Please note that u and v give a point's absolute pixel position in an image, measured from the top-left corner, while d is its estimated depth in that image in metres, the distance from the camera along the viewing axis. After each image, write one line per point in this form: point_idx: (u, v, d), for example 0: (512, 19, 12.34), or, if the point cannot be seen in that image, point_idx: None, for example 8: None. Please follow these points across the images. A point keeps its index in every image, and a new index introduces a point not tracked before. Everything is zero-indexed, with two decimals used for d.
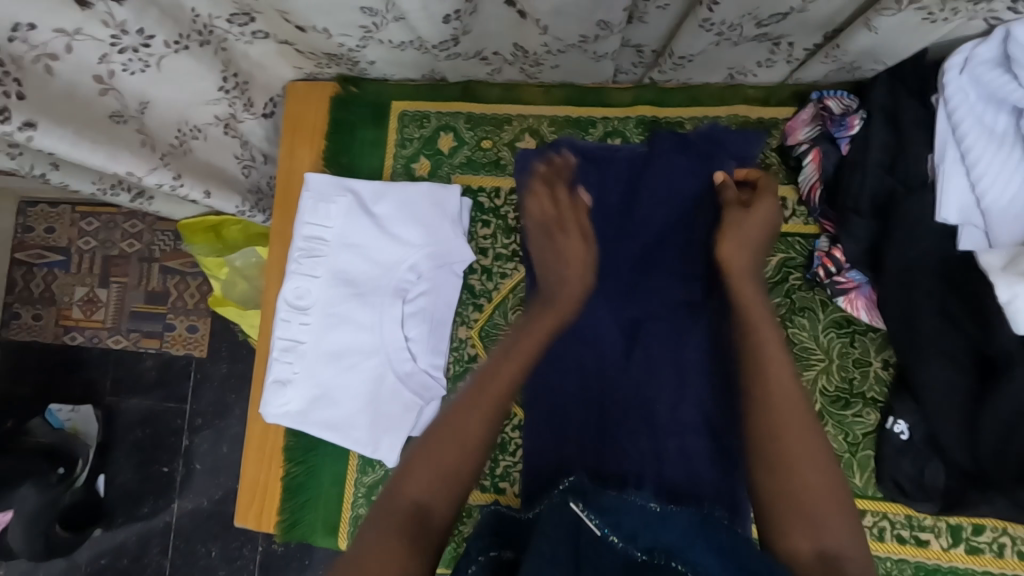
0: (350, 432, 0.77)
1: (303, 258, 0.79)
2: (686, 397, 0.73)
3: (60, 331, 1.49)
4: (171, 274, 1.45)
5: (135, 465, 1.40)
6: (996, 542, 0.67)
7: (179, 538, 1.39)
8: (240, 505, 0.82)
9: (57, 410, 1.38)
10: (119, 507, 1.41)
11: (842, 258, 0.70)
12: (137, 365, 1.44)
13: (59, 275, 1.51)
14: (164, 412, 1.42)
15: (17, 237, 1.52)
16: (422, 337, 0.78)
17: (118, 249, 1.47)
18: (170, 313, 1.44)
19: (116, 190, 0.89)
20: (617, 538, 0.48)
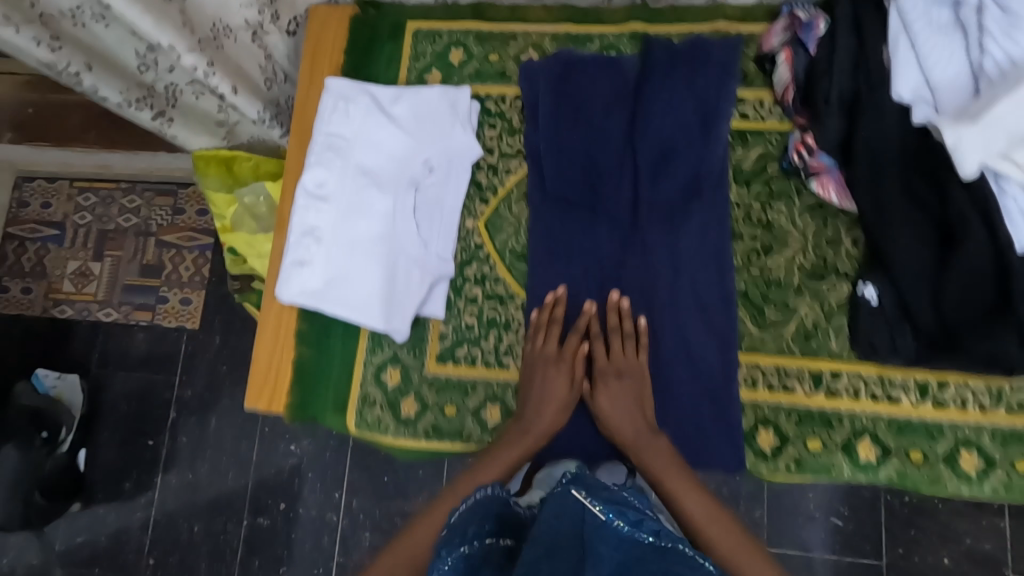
0: (361, 309, 0.81)
1: (324, 152, 0.86)
2: (682, 277, 0.79)
3: (50, 304, 1.64)
4: (167, 248, 1.64)
5: (118, 441, 1.56)
6: (959, 397, 0.74)
7: (162, 513, 1.52)
8: (251, 388, 0.84)
9: (44, 376, 1.51)
10: (99, 484, 1.54)
11: (814, 144, 0.78)
12: (127, 337, 1.61)
13: (52, 249, 1.68)
14: (153, 385, 1.58)
15: (13, 212, 1.69)
16: (432, 223, 0.84)
17: (115, 223, 1.67)
18: (165, 286, 1.62)
19: (139, 104, 1.01)
20: (623, 524, 0.52)
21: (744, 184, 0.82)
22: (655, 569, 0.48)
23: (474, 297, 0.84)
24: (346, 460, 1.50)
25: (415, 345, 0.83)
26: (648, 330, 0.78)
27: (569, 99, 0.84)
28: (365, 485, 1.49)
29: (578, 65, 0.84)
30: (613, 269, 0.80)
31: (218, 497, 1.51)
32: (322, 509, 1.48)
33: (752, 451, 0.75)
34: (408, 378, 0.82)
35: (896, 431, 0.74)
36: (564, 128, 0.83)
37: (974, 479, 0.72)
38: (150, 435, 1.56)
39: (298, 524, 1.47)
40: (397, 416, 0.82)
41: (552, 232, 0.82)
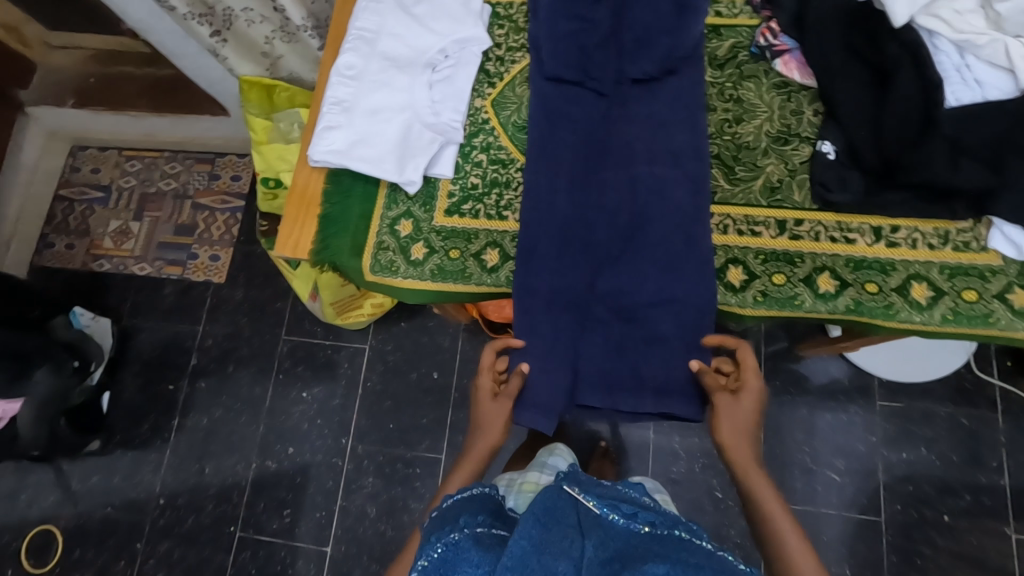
0: (381, 164, 0.93)
1: (356, 41, 0.99)
2: (657, 141, 0.90)
3: (90, 258, 1.80)
4: (202, 209, 1.80)
5: (141, 383, 1.67)
6: (910, 238, 0.82)
7: (176, 453, 1.61)
8: (280, 240, 0.96)
9: (81, 314, 1.60)
10: (120, 423, 1.65)
11: (777, 28, 0.90)
12: (158, 288, 1.75)
13: (96, 210, 1.85)
14: (178, 332, 1.70)
15: (65, 176, 1.88)
16: (446, 99, 0.97)
17: (156, 188, 1.84)
18: (196, 243, 1.77)
19: (200, 19, 1.18)
20: (616, 517, 0.64)
21: (718, 67, 0.94)
22: (649, 546, 0.59)
23: (479, 161, 0.95)
24: (353, 404, 1.58)
25: (426, 201, 0.94)
26: (630, 185, 0.89)
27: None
28: (370, 430, 1.56)
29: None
30: (599, 135, 0.93)
31: (231, 441, 1.60)
32: (328, 452, 1.56)
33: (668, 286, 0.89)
34: (418, 228, 0.93)
35: (853, 267, 0.82)
36: (559, 14, 0.95)
37: (923, 306, 0.79)
38: (170, 380, 1.67)
39: (306, 469, 1.55)
40: (407, 259, 0.92)
41: (547, 103, 0.94)
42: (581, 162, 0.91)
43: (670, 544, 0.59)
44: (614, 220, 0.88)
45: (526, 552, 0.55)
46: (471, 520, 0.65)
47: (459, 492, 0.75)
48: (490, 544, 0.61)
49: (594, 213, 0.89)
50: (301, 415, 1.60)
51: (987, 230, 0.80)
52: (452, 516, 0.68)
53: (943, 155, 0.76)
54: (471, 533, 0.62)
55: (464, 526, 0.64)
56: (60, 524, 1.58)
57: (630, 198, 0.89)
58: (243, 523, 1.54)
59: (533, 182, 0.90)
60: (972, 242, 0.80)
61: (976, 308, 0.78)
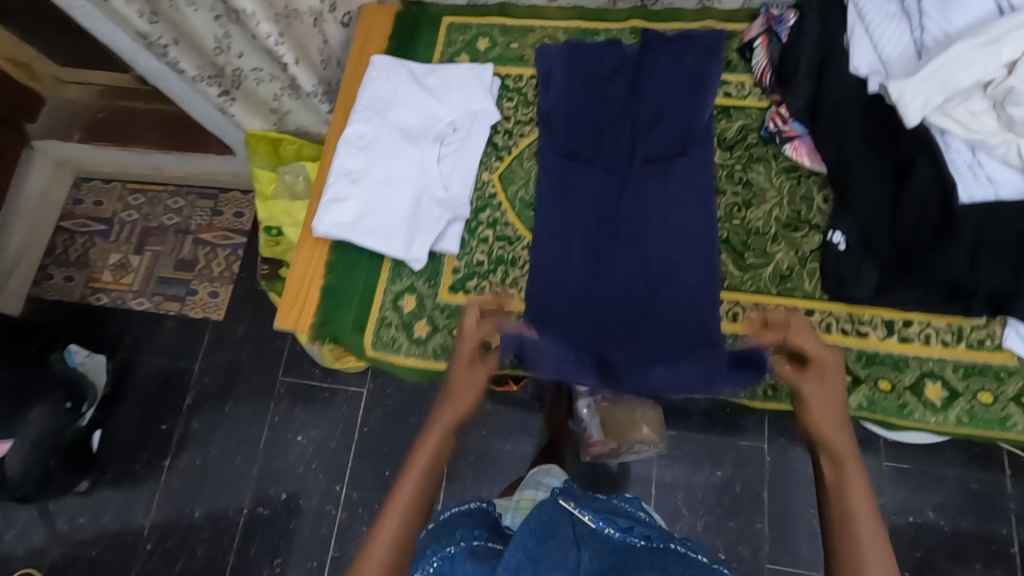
0: (387, 239, 0.92)
1: (366, 110, 0.99)
2: (669, 223, 0.89)
3: (88, 292, 1.77)
4: (203, 245, 1.78)
5: (135, 421, 1.64)
6: (923, 333, 0.80)
7: (166, 496, 1.57)
8: (282, 310, 0.95)
9: (75, 352, 1.58)
10: (111, 462, 1.61)
11: (786, 114, 0.90)
12: (155, 324, 1.72)
13: (97, 242, 1.82)
14: (174, 369, 1.67)
15: (67, 208, 1.85)
16: (454, 173, 0.97)
17: (158, 221, 1.82)
18: (196, 279, 1.74)
19: (209, 80, 1.19)
20: (612, 530, 0.62)
21: (726, 149, 0.94)
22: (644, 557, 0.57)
23: (486, 238, 0.94)
24: (350, 449, 1.54)
25: (430, 276, 0.93)
26: (639, 269, 0.89)
27: (577, 72, 0.96)
28: (366, 476, 1.52)
29: (584, 47, 0.98)
30: (613, 211, 0.92)
31: (223, 484, 1.56)
32: (323, 499, 1.52)
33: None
34: (422, 304, 0.92)
35: (866, 362, 0.80)
36: (572, 90, 0.96)
37: (938, 406, 0.77)
38: (165, 419, 1.63)
39: (298, 515, 1.50)
40: (410, 337, 0.91)
41: (561, 176, 0.93)
42: (593, 242, 0.91)
43: (670, 557, 0.58)
44: (622, 302, 0.88)
45: (523, 565, 0.54)
46: (467, 533, 0.64)
47: (458, 506, 0.72)
48: (485, 557, 0.59)
49: (603, 293, 0.89)
50: (296, 459, 1.55)
51: (1002, 328, 0.79)
52: (446, 529, 0.65)
53: (962, 259, 0.75)
54: (466, 546, 0.61)
55: (460, 539, 0.62)
56: (44, 568, 1.53)
57: (639, 279, 0.89)
58: (233, 572, 1.49)
59: (546, 262, 0.91)
60: (987, 340, 0.79)
61: (993, 411, 0.76)
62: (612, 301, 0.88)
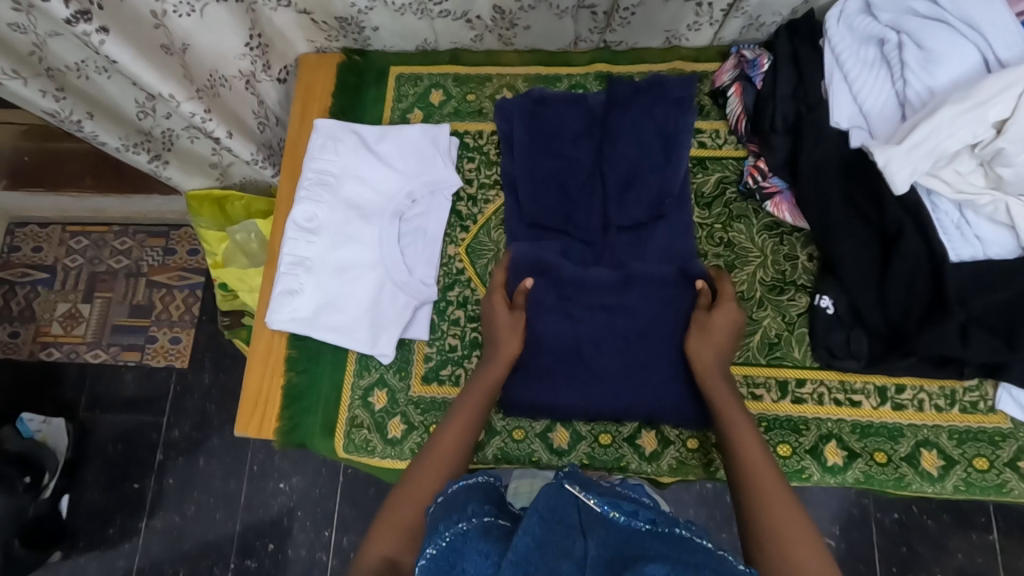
0: (352, 333, 0.86)
1: (312, 185, 0.91)
2: (658, 306, 0.81)
3: (37, 348, 1.63)
4: (158, 287, 1.65)
5: (104, 482, 1.53)
6: (916, 399, 0.78)
7: (147, 559, 1.49)
8: (241, 415, 0.87)
9: (29, 420, 1.47)
10: (83, 529, 1.51)
11: (766, 168, 0.85)
12: (115, 377, 1.59)
13: (41, 292, 1.67)
14: (141, 425, 1.56)
15: (3, 256, 1.69)
16: (416, 252, 0.90)
17: (106, 265, 1.67)
18: (154, 325, 1.62)
19: (137, 149, 1.06)
20: (618, 514, 0.51)
21: (705, 206, 0.89)
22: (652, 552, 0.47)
23: (456, 318, 0.88)
24: (336, 494, 1.47)
25: (400, 367, 0.87)
26: (620, 354, 0.81)
27: (544, 127, 0.89)
28: (355, 520, 1.45)
29: (547, 99, 0.90)
30: (600, 289, 0.82)
31: (206, 541, 1.48)
32: (312, 547, 1.45)
33: (638, 456, 0.81)
34: (394, 400, 0.85)
35: (860, 434, 0.78)
36: (538, 148, 0.88)
37: (935, 477, 0.75)
38: (136, 477, 1.52)
39: (287, 566, 1.44)
40: (384, 437, 0.84)
41: (545, 244, 0.86)
42: (582, 321, 0.82)
43: (678, 548, 0.48)
44: (605, 391, 0.80)
45: (528, 551, 0.45)
46: (478, 509, 0.54)
47: (463, 478, 0.61)
48: (495, 539, 0.50)
49: (589, 382, 0.81)
50: (280, 509, 1.48)
51: (994, 389, 0.77)
52: (455, 503, 0.56)
53: (956, 330, 0.71)
54: (480, 522, 0.51)
55: (471, 515, 0.53)
56: None
57: (623, 367, 0.80)
58: None
59: (534, 344, 0.82)
60: (980, 402, 0.77)
61: (989, 478, 0.75)
62: (599, 388, 0.80)
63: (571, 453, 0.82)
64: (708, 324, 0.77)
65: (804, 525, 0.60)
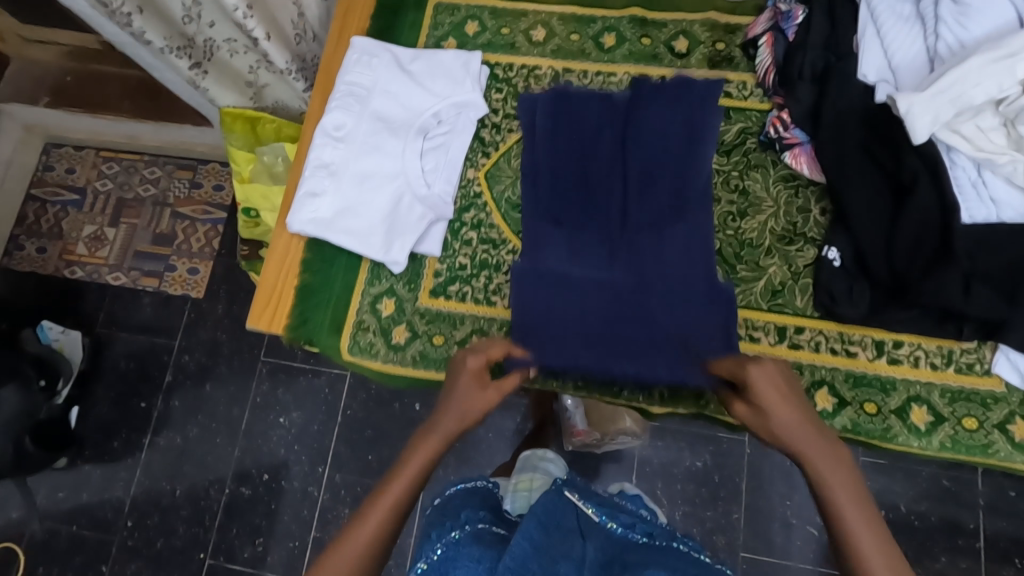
0: (366, 239, 0.88)
1: (344, 97, 0.93)
2: (672, 264, 0.81)
3: (61, 264, 1.69)
4: (182, 219, 1.69)
5: (113, 398, 1.58)
6: (912, 355, 0.79)
7: (146, 474, 1.53)
8: (253, 309, 0.90)
9: (50, 327, 1.54)
10: (90, 440, 1.56)
11: (789, 119, 0.85)
12: (133, 300, 1.65)
13: (71, 212, 1.73)
14: (153, 348, 1.61)
15: (38, 174, 1.75)
16: (437, 169, 0.92)
17: (134, 192, 1.72)
18: (174, 255, 1.66)
19: (178, 52, 1.08)
20: (615, 525, 0.71)
21: (724, 153, 0.89)
22: (641, 548, 0.67)
23: (469, 239, 0.90)
24: (332, 432, 1.50)
25: (411, 279, 0.89)
26: (627, 298, 0.81)
27: (568, 121, 0.88)
28: (349, 460, 1.48)
29: (571, 95, 0.89)
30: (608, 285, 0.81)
31: (204, 463, 1.52)
32: (305, 481, 1.48)
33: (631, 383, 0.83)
34: (401, 308, 0.88)
35: (852, 383, 0.79)
36: (566, 91, 0.89)
37: (923, 431, 0.76)
38: (144, 397, 1.58)
39: (279, 496, 1.47)
40: (388, 342, 0.87)
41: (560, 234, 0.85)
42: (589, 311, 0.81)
43: (669, 551, 0.68)
44: (609, 337, 0.80)
45: (528, 554, 0.58)
46: (472, 516, 0.72)
47: (464, 484, 0.83)
48: (490, 542, 0.66)
49: (596, 334, 0.80)
50: (278, 441, 1.51)
51: (992, 353, 0.77)
52: (453, 512, 0.74)
53: (955, 284, 0.72)
54: (471, 531, 0.68)
55: (465, 522, 0.70)
56: (24, 541, 1.50)
57: (629, 313, 0.80)
58: (214, 550, 1.46)
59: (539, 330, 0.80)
60: (977, 364, 0.77)
61: (976, 437, 0.76)
62: (606, 322, 0.80)
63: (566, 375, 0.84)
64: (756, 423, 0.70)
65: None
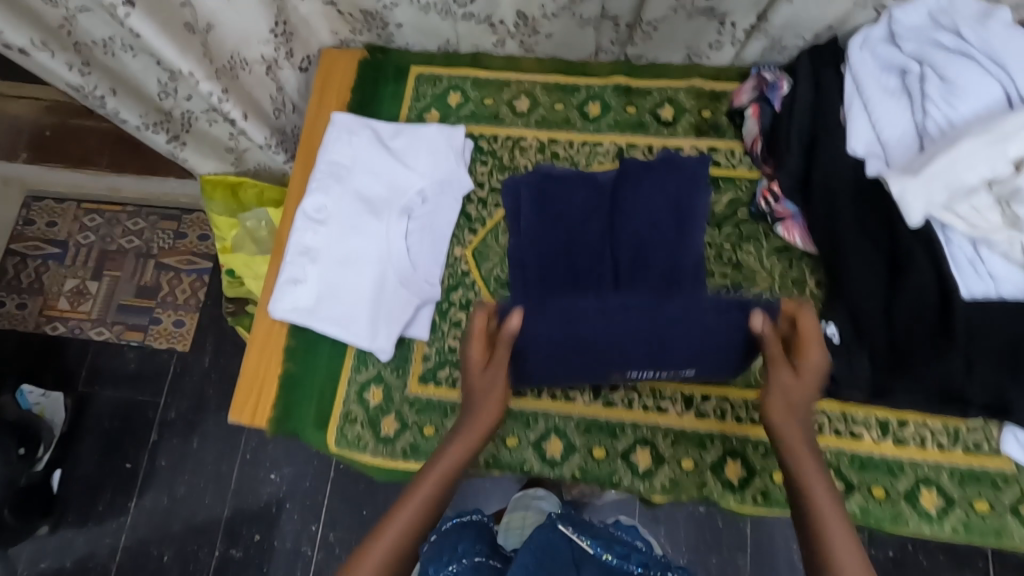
0: (350, 327, 0.85)
1: (324, 177, 0.91)
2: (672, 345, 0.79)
3: (42, 321, 1.60)
4: (166, 270, 1.62)
5: (98, 458, 1.49)
6: (918, 435, 0.76)
7: (133, 538, 1.45)
8: (235, 401, 0.87)
9: (29, 392, 1.45)
10: (74, 503, 1.48)
11: (779, 191, 0.84)
12: (117, 356, 1.57)
13: (52, 267, 1.64)
14: (139, 404, 1.53)
15: (17, 229, 1.66)
16: (422, 248, 0.89)
17: (117, 244, 1.64)
18: (159, 307, 1.59)
19: (155, 128, 1.05)
20: (611, 558, 0.66)
21: (715, 225, 0.88)
22: None
23: (458, 320, 0.87)
24: (325, 489, 1.44)
25: (399, 365, 0.86)
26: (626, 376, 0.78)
27: (551, 210, 0.85)
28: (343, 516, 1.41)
29: (556, 177, 0.87)
30: (630, 329, 0.71)
31: (193, 523, 1.45)
32: (297, 539, 1.40)
33: (631, 473, 0.79)
34: (389, 396, 0.85)
35: (858, 467, 0.76)
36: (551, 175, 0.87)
37: (933, 516, 0.74)
38: (129, 457, 1.49)
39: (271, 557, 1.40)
40: (376, 434, 0.84)
41: (556, 307, 0.73)
42: (594, 365, 0.75)
43: None
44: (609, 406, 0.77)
45: None
46: (469, 548, 0.66)
47: (458, 516, 0.74)
48: None
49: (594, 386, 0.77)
50: (269, 497, 1.44)
51: (999, 431, 0.75)
52: (448, 544, 0.67)
53: (960, 367, 0.70)
54: (468, 563, 0.63)
55: (461, 555, 0.65)
56: None
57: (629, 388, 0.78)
58: None
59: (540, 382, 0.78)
60: (984, 443, 0.75)
61: (989, 521, 0.73)
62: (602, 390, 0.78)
63: (564, 465, 0.80)
64: (788, 387, 0.69)
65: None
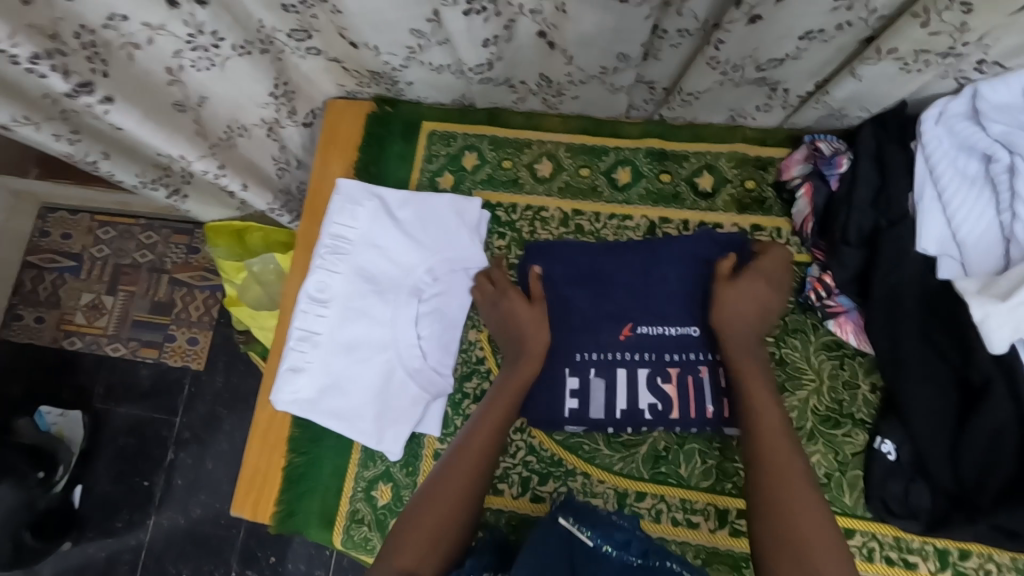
0: (356, 422, 0.80)
1: (328, 254, 0.84)
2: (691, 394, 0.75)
3: (60, 336, 1.43)
4: (179, 286, 1.42)
5: (115, 477, 1.35)
6: (982, 569, 0.69)
7: (150, 557, 1.32)
8: (237, 494, 0.83)
9: (48, 412, 1.36)
10: (93, 521, 1.34)
11: (832, 284, 0.75)
12: (131, 375, 1.39)
13: (68, 280, 1.47)
14: (153, 423, 1.36)
15: (32, 240, 1.48)
16: (433, 335, 0.82)
17: (130, 258, 1.45)
18: (171, 324, 1.40)
19: (154, 184, 0.96)
20: (610, 548, 0.59)
21: None
22: None
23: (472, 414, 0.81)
24: None
25: (408, 462, 0.81)
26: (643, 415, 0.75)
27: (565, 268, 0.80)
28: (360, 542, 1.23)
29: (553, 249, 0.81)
30: (643, 296, 0.77)
31: (207, 542, 1.30)
32: (312, 563, 1.25)
33: None
34: (399, 495, 0.80)
35: None
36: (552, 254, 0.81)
37: None
38: (146, 474, 1.34)
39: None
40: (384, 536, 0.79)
41: (580, 287, 0.79)
42: (605, 331, 0.77)
43: None
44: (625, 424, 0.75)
45: None
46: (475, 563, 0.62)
47: None
48: None
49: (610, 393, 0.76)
50: None
51: None
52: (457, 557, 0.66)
53: None
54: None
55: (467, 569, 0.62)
56: None
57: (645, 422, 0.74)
58: None
59: (551, 379, 0.77)
60: None
61: None
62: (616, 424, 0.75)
63: None
64: (737, 296, 0.72)
65: (811, 505, 0.61)
